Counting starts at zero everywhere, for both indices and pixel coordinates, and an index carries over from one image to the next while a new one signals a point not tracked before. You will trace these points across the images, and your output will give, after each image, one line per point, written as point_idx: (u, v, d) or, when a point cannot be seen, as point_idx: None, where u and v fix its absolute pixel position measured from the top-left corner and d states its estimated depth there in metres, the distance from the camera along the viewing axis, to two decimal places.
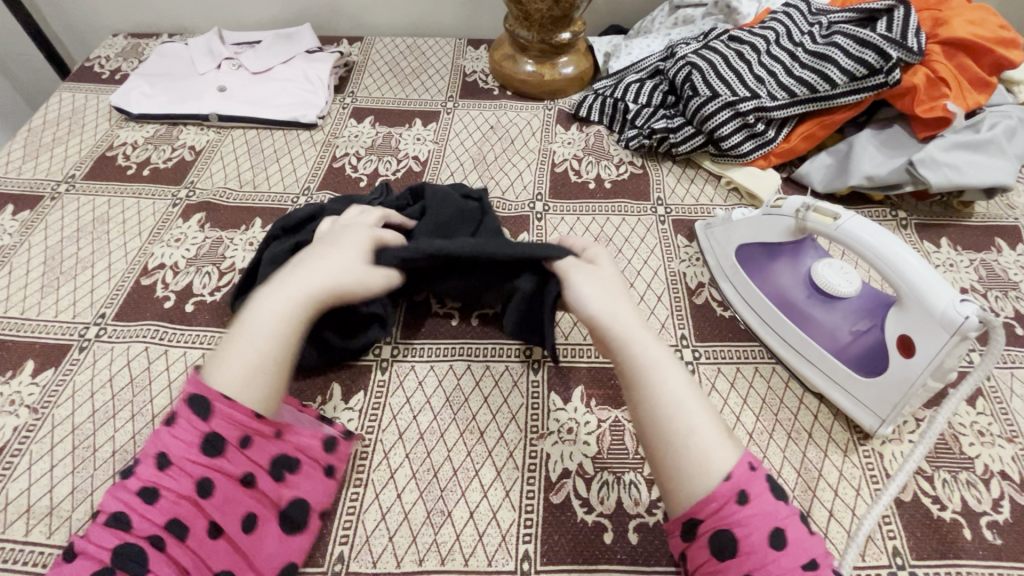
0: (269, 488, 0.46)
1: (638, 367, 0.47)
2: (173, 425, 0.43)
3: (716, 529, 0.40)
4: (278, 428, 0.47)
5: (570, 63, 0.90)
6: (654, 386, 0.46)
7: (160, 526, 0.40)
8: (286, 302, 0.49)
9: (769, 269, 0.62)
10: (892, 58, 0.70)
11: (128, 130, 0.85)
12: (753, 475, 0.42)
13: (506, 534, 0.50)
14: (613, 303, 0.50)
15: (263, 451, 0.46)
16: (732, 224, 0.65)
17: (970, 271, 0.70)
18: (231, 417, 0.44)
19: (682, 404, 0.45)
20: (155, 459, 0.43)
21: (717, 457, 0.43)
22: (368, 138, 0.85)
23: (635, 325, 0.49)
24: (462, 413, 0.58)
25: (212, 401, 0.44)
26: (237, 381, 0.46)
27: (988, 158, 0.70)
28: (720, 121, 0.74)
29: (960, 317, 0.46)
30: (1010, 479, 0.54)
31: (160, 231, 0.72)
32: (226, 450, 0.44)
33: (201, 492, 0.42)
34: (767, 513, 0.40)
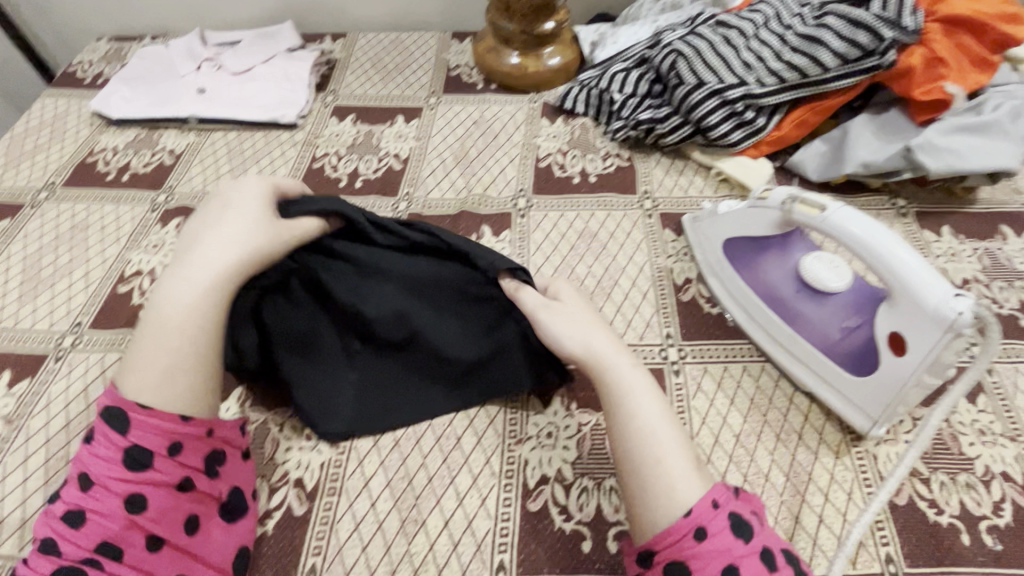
0: (207, 487, 0.46)
1: (619, 389, 0.47)
2: (91, 446, 0.44)
3: (671, 560, 0.40)
4: (210, 425, 0.47)
5: (556, 54, 0.88)
6: (638, 404, 0.46)
7: (90, 549, 0.41)
8: (190, 287, 0.48)
9: (758, 263, 0.59)
10: (887, 39, 0.66)
11: (108, 135, 0.84)
12: (715, 513, 0.41)
13: (481, 543, 0.49)
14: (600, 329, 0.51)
15: (196, 454, 0.46)
16: (718, 217, 0.62)
17: (973, 260, 0.67)
18: (154, 427, 0.44)
19: (658, 424, 0.46)
20: (78, 482, 0.43)
21: (690, 479, 0.43)
22: (349, 136, 0.83)
23: (612, 350, 0.49)
24: (439, 418, 0.56)
25: (128, 414, 0.44)
26: (155, 383, 0.45)
27: (992, 141, 0.67)
28: (707, 110, 0.72)
29: (953, 311, 0.43)
30: (1012, 481, 0.52)
31: (138, 237, 0.71)
32: (154, 462, 0.43)
33: (133, 507, 0.42)
34: (724, 550, 0.39)
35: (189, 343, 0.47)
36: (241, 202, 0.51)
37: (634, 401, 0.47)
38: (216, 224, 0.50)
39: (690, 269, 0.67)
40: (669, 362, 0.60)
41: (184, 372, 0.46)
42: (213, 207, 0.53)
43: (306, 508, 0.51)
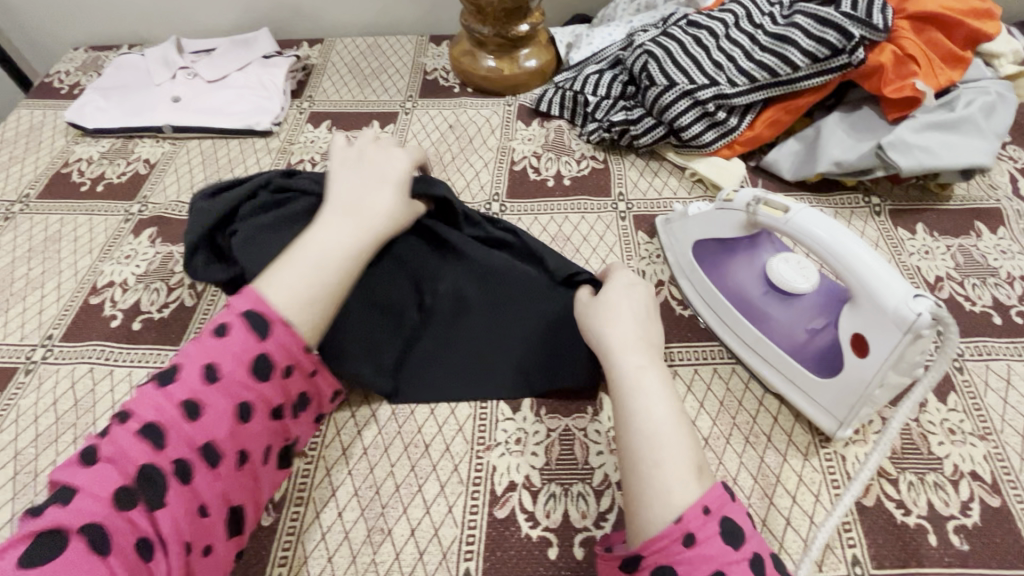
0: (288, 424, 0.48)
1: (628, 384, 0.47)
2: (223, 339, 0.44)
3: (658, 566, 0.39)
4: (316, 366, 0.49)
5: (532, 55, 0.88)
6: (632, 400, 0.46)
7: (194, 446, 0.41)
8: (352, 233, 0.51)
9: (727, 262, 0.59)
10: (855, 37, 0.66)
11: (83, 145, 0.84)
12: (706, 519, 0.39)
13: (447, 551, 0.49)
14: (638, 310, 0.53)
15: (295, 385, 0.47)
16: (689, 219, 0.62)
17: (946, 258, 0.67)
18: (284, 345, 0.45)
19: (658, 419, 0.44)
20: (201, 370, 0.43)
21: (686, 478, 0.41)
22: (324, 143, 0.83)
23: (628, 344, 0.49)
24: (408, 425, 0.56)
25: (271, 322, 0.45)
26: (297, 304, 0.46)
27: (966, 138, 0.67)
28: (679, 111, 0.71)
29: (914, 313, 0.43)
30: (981, 480, 0.51)
31: (111, 248, 0.71)
32: (270, 377, 0.45)
33: (240, 417, 0.43)
34: (712, 556, 0.38)
35: (339, 278, 0.48)
36: (387, 176, 0.56)
37: (629, 397, 0.46)
38: (376, 190, 0.54)
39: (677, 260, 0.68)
40: None
41: (327, 304, 0.47)
42: (361, 170, 0.57)
43: (273, 518, 0.51)
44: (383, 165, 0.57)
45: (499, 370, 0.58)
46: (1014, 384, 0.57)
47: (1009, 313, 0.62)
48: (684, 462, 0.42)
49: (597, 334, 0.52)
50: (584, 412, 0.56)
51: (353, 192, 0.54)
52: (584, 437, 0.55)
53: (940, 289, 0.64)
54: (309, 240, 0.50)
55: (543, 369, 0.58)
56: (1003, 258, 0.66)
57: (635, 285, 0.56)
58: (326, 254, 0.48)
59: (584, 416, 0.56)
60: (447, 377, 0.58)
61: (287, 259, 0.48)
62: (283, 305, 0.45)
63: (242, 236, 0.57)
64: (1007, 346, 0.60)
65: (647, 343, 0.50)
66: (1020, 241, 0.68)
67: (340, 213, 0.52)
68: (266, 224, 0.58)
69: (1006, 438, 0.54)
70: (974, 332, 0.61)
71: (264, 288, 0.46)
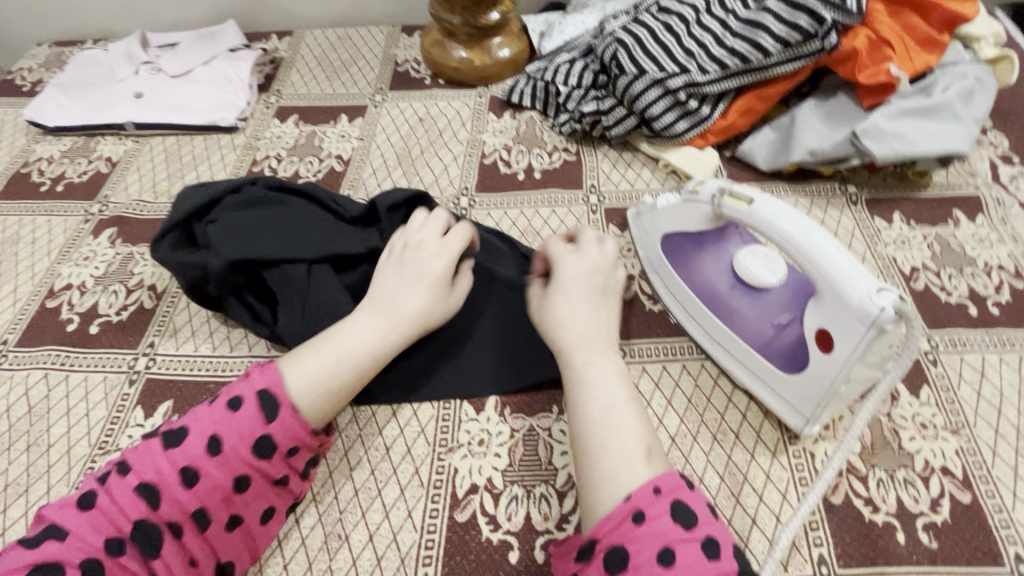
0: (293, 486, 0.48)
1: (584, 374, 0.47)
2: (232, 412, 0.43)
3: (610, 546, 0.39)
4: (323, 441, 0.48)
5: (505, 45, 0.85)
6: (587, 394, 0.46)
7: (187, 511, 0.41)
8: (381, 333, 0.49)
9: (695, 257, 0.58)
10: (826, 21, 0.64)
11: (44, 144, 0.82)
12: (656, 498, 0.39)
13: (405, 557, 0.48)
14: (598, 305, 0.52)
15: (301, 460, 0.47)
16: (657, 211, 0.60)
17: (923, 248, 0.66)
18: (288, 428, 0.44)
19: (613, 411, 0.44)
20: (205, 441, 0.42)
21: (639, 470, 0.41)
22: (291, 138, 0.81)
23: (586, 335, 0.49)
24: (368, 427, 0.55)
25: (280, 406, 0.44)
26: (314, 394, 0.45)
27: (944, 124, 0.65)
28: (650, 100, 0.70)
29: (876, 307, 0.42)
30: (952, 476, 0.50)
31: (70, 249, 0.69)
32: (272, 456, 0.44)
33: (237, 488, 0.43)
34: (660, 534, 0.38)
35: (355, 375, 0.47)
36: (429, 268, 0.54)
37: (584, 391, 0.46)
38: (410, 284, 0.53)
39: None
40: None
41: (338, 397, 0.46)
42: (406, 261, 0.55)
43: None
44: (425, 235, 0.56)
45: (475, 369, 0.57)
46: (988, 376, 0.56)
47: (986, 303, 0.61)
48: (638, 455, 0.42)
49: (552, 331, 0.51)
50: (549, 411, 0.55)
51: (390, 283, 0.53)
52: (548, 437, 0.53)
53: (915, 280, 0.63)
54: (339, 330, 0.49)
55: (522, 363, 0.57)
56: (981, 247, 0.65)
57: (572, 278, 0.53)
58: (349, 347, 0.48)
59: (549, 416, 0.55)
60: (422, 376, 0.57)
61: (312, 347, 0.48)
62: (297, 396, 0.45)
63: (222, 224, 0.59)
64: (982, 338, 0.58)
65: (599, 335, 0.50)
66: (998, 229, 0.67)
67: (375, 309, 0.51)
68: (246, 217, 0.60)
69: (979, 432, 0.53)
70: (949, 324, 0.60)
71: (285, 368, 0.46)
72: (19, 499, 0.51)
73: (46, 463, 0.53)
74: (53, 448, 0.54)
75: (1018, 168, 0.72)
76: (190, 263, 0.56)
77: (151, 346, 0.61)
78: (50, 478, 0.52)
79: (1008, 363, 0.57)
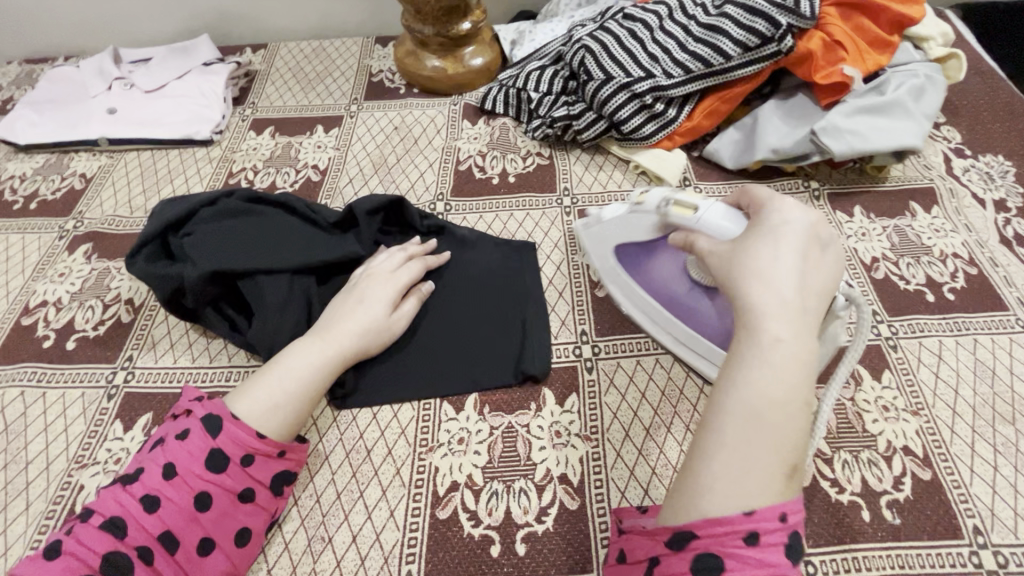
0: (266, 501, 0.48)
1: (771, 351, 0.39)
2: (180, 440, 0.47)
3: (706, 550, 0.37)
4: (283, 447, 0.49)
5: (477, 53, 0.87)
6: (762, 374, 0.38)
7: (154, 536, 0.43)
8: (322, 354, 0.53)
9: (646, 265, 0.59)
10: (782, 25, 0.68)
11: (16, 162, 0.81)
12: (780, 526, 0.37)
13: (389, 555, 0.48)
14: (806, 272, 0.42)
15: (264, 469, 0.48)
16: (605, 226, 0.58)
17: (882, 239, 0.68)
18: (235, 437, 0.47)
19: (784, 406, 0.38)
20: (162, 470, 0.45)
21: (777, 482, 0.37)
22: (267, 150, 0.81)
23: (792, 311, 0.40)
24: (349, 432, 0.55)
25: (222, 420, 0.47)
26: (259, 411, 0.49)
27: (897, 121, 0.69)
28: (617, 104, 0.72)
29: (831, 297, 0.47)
30: (913, 455, 0.53)
31: (45, 265, 0.69)
32: (227, 467, 0.46)
33: (200, 504, 0.45)
34: (769, 563, 0.36)
35: (301, 395, 0.51)
36: (380, 290, 0.58)
37: (767, 376, 0.38)
38: (355, 308, 0.57)
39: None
40: (583, 359, 0.60)
41: (284, 416, 0.49)
42: (353, 292, 0.59)
43: None
44: (379, 265, 0.61)
45: (456, 369, 0.59)
46: (945, 358, 0.58)
47: (942, 290, 0.64)
48: (780, 463, 0.38)
49: (746, 277, 0.42)
50: (527, 408, 0.56)
51: (336, 311, 0.57)
52: (526, 434, 0.55)
53: (875, 270, 0.66)
54: (285, 357, 0.53)
55: (499, 364, 0.59)
56: (936, 237, 0.68)
57: (780, 222, 0.44)
58: (296, 370, 0.51)
59: (527, 413, 0.56)
60: (404, 376, 0.58)
61: (263, 373, 0.52)
62: (244, 413, 0.48)
63: (199, 236, 0.60)
64: (939, 322, 0.61)
65: (803, 313, 0.41)
66: (952, 219, 0.70)
67: (318, 333, 0.55)
68: (221, 230, 0.61)
69: (937, 412, 0.55)
70: (908, 310, 0.62)
71: (233, 400, 0.49)
72: None
73: (24, 479, 0.53)
74: (31, 464, 0.54)
75: (970, 160, 0.76)
76: (167, 277, 0.57)
77: (130, 359, 0.61)
78: (28, 495, 0.52)
79: (963, 346, 0.59)
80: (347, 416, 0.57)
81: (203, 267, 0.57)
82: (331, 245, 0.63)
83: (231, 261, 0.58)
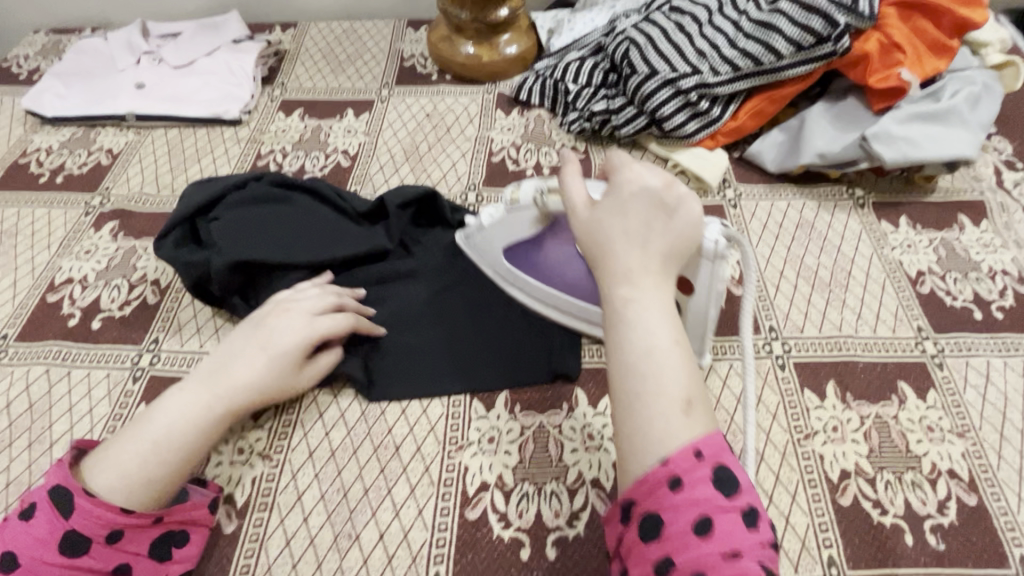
0: (150, 569, 0.45)
1: (626, 312, 0.40)
2: (26, 522, 0.43)
3: (646, 513, 0.36)
4: (154, 515, 0.45)
5: (513, 41, 0.85)
6: (629, 335, 0.39)
7: None
8: (207, 410, 0.49)
9: (539, 259, 0.58)
10: (839, 24, 0.65)
11: (42, 135, 0.80)
12: (697, 463, 0.36)
13: (416, 555, 0.47)
14: (650, 224, 0.42)
15: (135, 540, 0.44)
16: (489, 230, 0.58)
17: (929, 252, 0.66)
18: (89, 517, 0.43)
19: (658, 354, 0.38)
20: (6, 559, 0.42)
21: (676, 423, 0.37)
22: (296, 132, 0.80)
23: (637, 266, 0.41)
24: (378, 426, 0.54)
25: (73, 498, 0.43)
26: (127, 481, 0.45)
27: (953, 129, 0.66)
28: (660, 100, 0.70)
29: (712, 241, 0.48)
30: (958, 479, 0.51)
31: (71, 242, 0.68)
32: (88, 548, 0.43)
33: None
34: (701, 500, 0.35)
35: (182, 460, 0.47)
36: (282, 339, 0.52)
37: (631, 335, 0.39)
38: (252, 356, 0.51)
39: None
40: None
41: (156, 482, 0.45)
42: (255, 331, 0.53)
43: (235, 525, 0.49)
44: (301, 303, 0.54)
45: (488, 366, 0.57)
46: (992, 379, 0.57)
47: (990, 308, 0.61)
48: (674, 406, 0.37)
49: (598, 250, 0.43)
50: (560, 409, 0.55)
51: (235, 354, 0.52)
52: (558, 435, 0.53)
53: (921, 284, 0.64)
54: (166, 411, 0.48)
55: (532, 363, 0.57)
56: (985, 252, 0.66)
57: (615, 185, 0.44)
58: (173, 431, 0.47)
59: (559, 414, 0.55)
60: (433, 370, 0.57)
61: (140, 429, 0.47)
62: (104, 488, 0.44)
63: (226, 222, 0.59)
64: (987, 342, 0.59)
65: (650, 264, 0.41)
66: (1002, 234, 0.67)
67: (209, 382, 0.50)
68: (247, 216, 0.60)
69: (984, 435, 0.53)
70: (954, 327, 0.60)
71: (98, 465, 0.45)
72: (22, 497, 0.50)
73: (48, 461, 0.52)
74: (56, 445, 0.53)
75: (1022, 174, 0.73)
76: (193, 264, 0.57)
77: (156, 341, 0.60)
78: None
79: (1012, 367, 0.57)
80: (376, 410, 0.55)
81: (229, 255, 0.57)
82: (357, 239, 0.62)
83: (258, 252, 0.58)
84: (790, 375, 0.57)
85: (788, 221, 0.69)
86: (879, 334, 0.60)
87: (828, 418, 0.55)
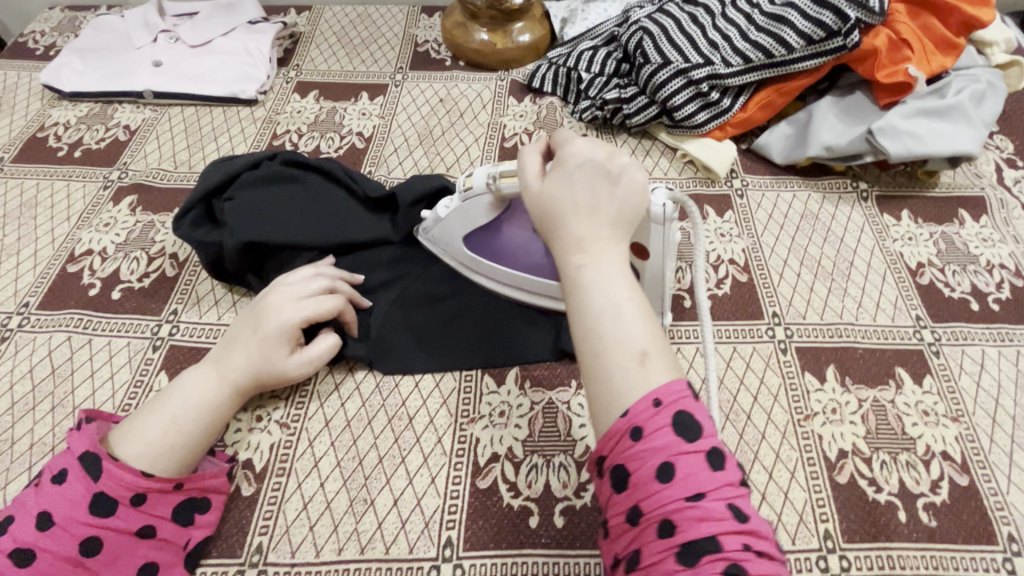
0: (172, 534, 0.46)
1: (580, 278, 0.42)
2: (58, 484, 0.44)
3: (615, 465, 0.38)
4: (176, 480, 0.46)
5: (526, 30, 0.85)
6: (586, 297, 0.41)
7: None
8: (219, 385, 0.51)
9: (499, 245, 0.59)
10: (850, 19, 0.66)
11: (60, 109, 0.81)
12: (655, 412, 0.37)
13: (429, 521, 0.49)
14: (595, 191, 0.44)
15: (162, 503, 0.46)
16: (444, 222, 0.58)
17: (930, 244, 0.68)
18: (119, 478, 0.44)
19: (616, 311, 0.40)
20: (37, 519, 0.43)
21: (634, 374, 0.38)
22: (311, 113, 0.81)
23: (585, 233, 0.43)
24: (392, 399, 0.56)
25: (102, 460, 0.44)
26: (148, 453, 0.46)
27: (957, 126, 0.68)
28: (672, 90, 0.71)
29: (659, 207, 0.49)
30: (951, 460, 0.53)
31: (90, 215, 0.69)
32: (117, 509, 0.44)
33: (87, 551, 0.43)
34: (661, 447, 0.36)
35: (200, 433, 0.49)
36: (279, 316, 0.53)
37: (585, 299, 0.41)
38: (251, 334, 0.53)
39: (690, 227, 0.70)
40: None
41: (176, 453, 0.47)
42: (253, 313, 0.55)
43: (254, 489, 0.51)
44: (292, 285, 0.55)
45: (499, 342, 0.59)
46: (987, 368, 0.58)
47: (987, 300, 0.63)
48: (631, 358, 0.39)
49: (550, 222, 0.44)
50: (568, 386, 0.57)
51: (235, 337, 0.53)
52: (567, 411, 0.55)
53: (921, 275, 0.65)
54: (178, 392, 0.50)
55: (542, 341, 0.59)
56: (984, 246, 0.67)
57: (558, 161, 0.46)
58: (186, 406, 0.49)
59: (567, 390, 0.56)
60: (444, 346, 0.59)
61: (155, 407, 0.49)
62: (128, 456, 0.46)
63: (240, 202, 0.60)
64: (983, 332, 0.61)
65: (598, 228, 0.43)
66: (1001, 229, 0.69)
67: (216, 363, 0.52)
68: (258, 197, 0.61)
69: (977, 420, 0.55)
70: (951, 317, 0.62)
71: (117, 438, 0.47)
72: (46, 457, 0.52)
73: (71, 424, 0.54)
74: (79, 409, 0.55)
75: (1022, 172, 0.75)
76: (209, 244, 0.59)
77: (174, 313, 0.61)
78: None
79: (1006, 356, 0.59)
80: (390, 383, 0.57)
81: (243, 236, 0.58)
82: (365, 223, 0.64)
83: (269, 232, 0.59)
84: (792, 358, 0.59)
85: (793, 211, 0.71)
86: (879, 322, 0.62)
87: (828, 400, 0.56)
